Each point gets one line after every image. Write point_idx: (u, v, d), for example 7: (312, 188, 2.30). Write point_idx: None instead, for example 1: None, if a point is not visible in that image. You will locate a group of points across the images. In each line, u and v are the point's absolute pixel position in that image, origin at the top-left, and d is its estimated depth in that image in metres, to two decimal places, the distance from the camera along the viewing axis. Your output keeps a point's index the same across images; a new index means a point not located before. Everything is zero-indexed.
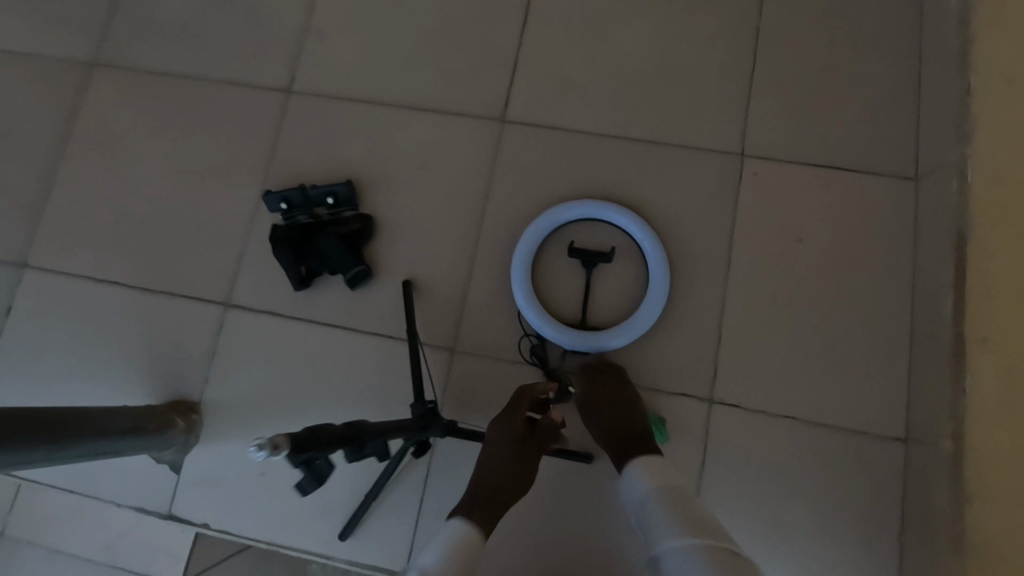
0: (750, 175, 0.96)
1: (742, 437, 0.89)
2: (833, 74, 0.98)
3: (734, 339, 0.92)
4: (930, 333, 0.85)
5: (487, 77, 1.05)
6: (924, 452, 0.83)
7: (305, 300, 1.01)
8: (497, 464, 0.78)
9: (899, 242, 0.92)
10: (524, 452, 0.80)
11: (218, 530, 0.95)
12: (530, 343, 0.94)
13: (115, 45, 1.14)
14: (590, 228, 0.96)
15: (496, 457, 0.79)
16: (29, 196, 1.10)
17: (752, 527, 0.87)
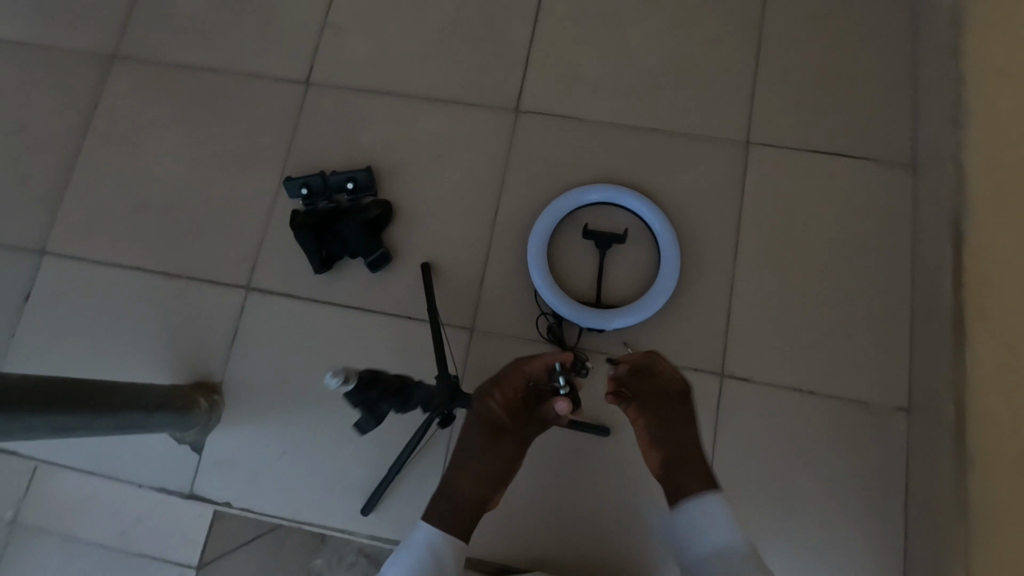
0: (755, 162, 1.01)
1: (752, 410, 0.93)
2: (832, 67, 1.03)
3: (743, 317, 0.96)
4: (930, 308, 0.89)
5: (501, 69, 1.08)
6: (926, 421, 0.86)
7: (325, 283, 1.03)
8: (476, 453, 0.83)
9: (898, 223, 0.97)
10: (502, 440, 0.84)
11: (240, 508, 0.97)
12: (547, 322, 0.97)
13: (134, 37, 1.16)
14: (603, 213, 1.00)
15: (472, 441, 0.84)
16: (46, 183, 1.11)
17: (764, 495, 0.90)
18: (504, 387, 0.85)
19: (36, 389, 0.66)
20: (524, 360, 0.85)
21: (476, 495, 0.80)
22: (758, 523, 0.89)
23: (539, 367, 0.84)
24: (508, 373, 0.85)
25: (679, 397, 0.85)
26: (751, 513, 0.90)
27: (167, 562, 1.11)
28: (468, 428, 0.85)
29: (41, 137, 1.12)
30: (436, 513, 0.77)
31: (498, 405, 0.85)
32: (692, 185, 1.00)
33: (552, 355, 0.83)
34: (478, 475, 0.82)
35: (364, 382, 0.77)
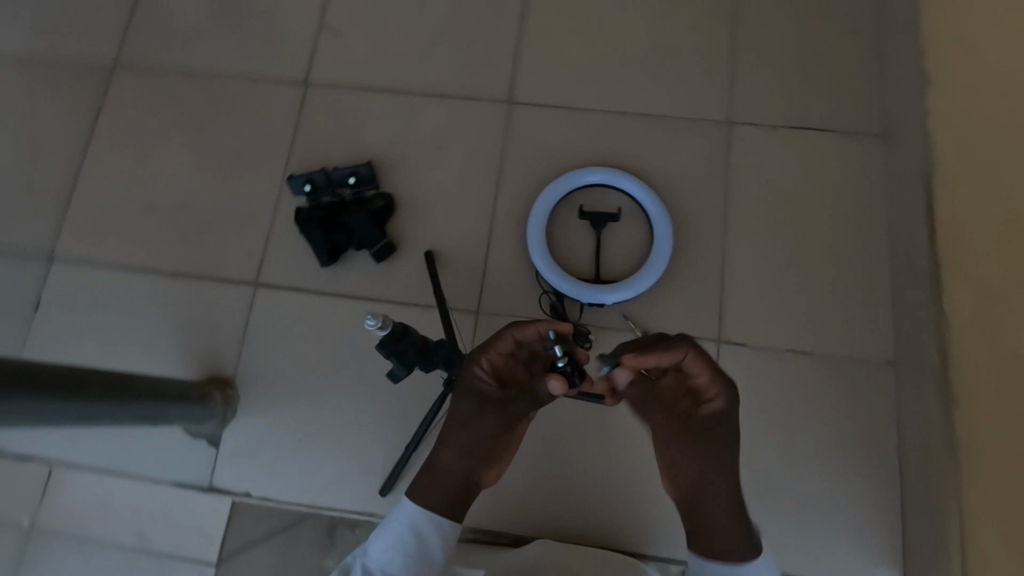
0: (738, 139, 1.06)
1: (747, 371, 0.98)
2: (804, 48, 1.10)
3: (735, 285, 1.01)
4: (909, 266, 0.95)
5: (492, 64, 1.13)
6: (912, 371, 0.92)
7: (332, 275, 1.06)
8: (462, 421, 0.85)
9: (874, 190, 1.03)
10: (487, 409, 0.86)
11: (259, 498, 1.00)
12: (549, 300, 1.01)
13: (135, 49, 1.20)
14: (596, 194, 1.05)
15: (460, 414, 0.86)
16: (55, 193, 1.14)
17: (762, 450, 0.96)
18: (491, 353, 0.84)
19: (73, 374, 0.69)
20: (513, 327, 0.83)
21: (459, 467, 0.84)
22: (758, 476, 0.95)
23: (530, 335, 0.83)
24: (497, 338, 0.84)
25: (710, 420, 0.84)
26: (751, 467, 0.95)
27: (183, 559, 1.10)
28: (459, 394, 0.87)
29: (48, 149, 1.16)
30: (419, 486, 0.83)
31: (484, 370, 0.85)
32: (680, 164, 1.06)
33: (539, 326, 0.81)
34: (462, 445, 0.85)
35: (394, 338, 0.84)
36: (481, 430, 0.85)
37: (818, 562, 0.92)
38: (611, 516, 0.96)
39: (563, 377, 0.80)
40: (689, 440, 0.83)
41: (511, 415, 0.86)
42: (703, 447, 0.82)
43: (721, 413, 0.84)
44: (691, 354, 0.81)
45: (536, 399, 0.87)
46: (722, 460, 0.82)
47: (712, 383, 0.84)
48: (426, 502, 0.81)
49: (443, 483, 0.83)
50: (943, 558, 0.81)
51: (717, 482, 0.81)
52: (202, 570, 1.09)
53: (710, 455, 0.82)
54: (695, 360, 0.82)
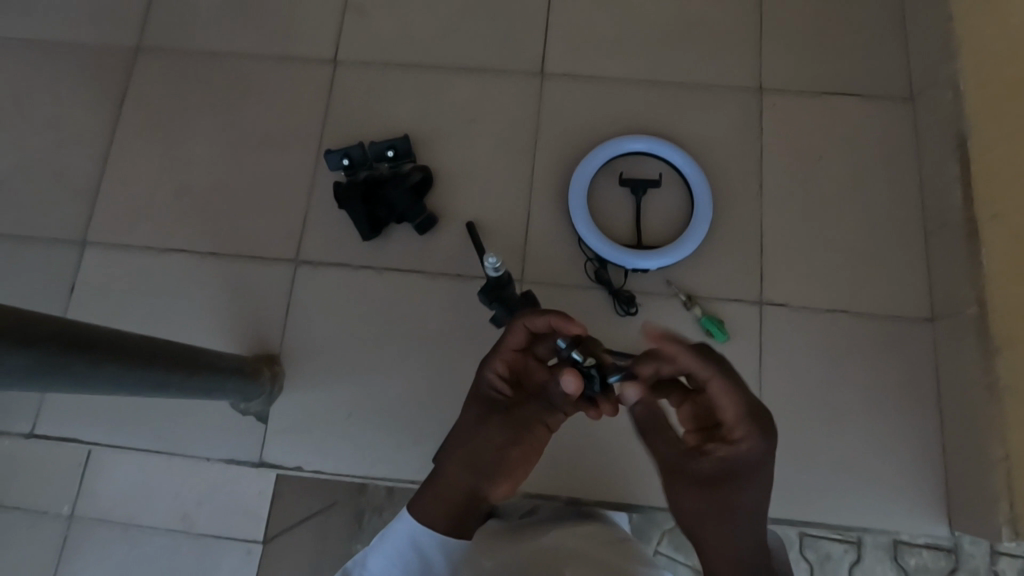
0: (771, 106, 1.08)
1: (792, 331, 1.00)
2: (830, 15, 1.11)
3: (774, 248, 1.03)
4: (945, 223, 0.97)
5: (523, 37, 1.14)
6: (952, 323, 0.94)
7: (373, 250, 1.06)
8: (467, 428, 0.82)
9: (906, 152, 1.05)
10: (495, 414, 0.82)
11: (313, 471, 1.00)
12: (593, 267, 1.03)
13: (156, 29, 1.18)
14: (636, 162, 1.07)
15: (468, 417, 0.83)
16: (81, 177, 1.12)
17: (809, 407, 0.97)
18: (503, 350, 0.82)
19: (147, 344, 0.69)
20: (523, 315, 0.79)
21: (458, 480, 0.79)
22: (807, 434, 0.96)
23: (541, 325, 0.78)
24: (508, 333, 0.80)
25: (723, 465, 0.67)
26: (800, 426, 0.97)
27: (230, 541, 1.12)
28: (469, 399, 0.85)
29: (75, 133, 1.14)
30: (416, 501, 0.77)
31: (497, 370, 0.82)
32: (714, 132, 1.07)
33: (551, 316, 0.77)
34: (466, 455, 0.80)
35: (498, 285, 0.93)
36: (488, 438, 0.81)
37: (866, 515, 0.93)
38: (629, 482, 0.97)
39: (578, 373, 0.72)
40: (691, 480, 0.68)
41: (517, 422, 0.82)
42: (707, 495, 0.67)
43: (748, 461, 0.66)
44: (717, 383, 0.66)
45: (547, 404, 0.82)
46: (734, 520, 0.66)
47: (738, 421, 0.67)
48: (423, 517, 0.75)
49: (443, 499, 0.77)
50: (991, 498, 0.84)
51: (716, 542, 0.66)
52: (251, 549, 1.12)
53: (718, 509, 0.66)
54: (721, 389, 0.66)
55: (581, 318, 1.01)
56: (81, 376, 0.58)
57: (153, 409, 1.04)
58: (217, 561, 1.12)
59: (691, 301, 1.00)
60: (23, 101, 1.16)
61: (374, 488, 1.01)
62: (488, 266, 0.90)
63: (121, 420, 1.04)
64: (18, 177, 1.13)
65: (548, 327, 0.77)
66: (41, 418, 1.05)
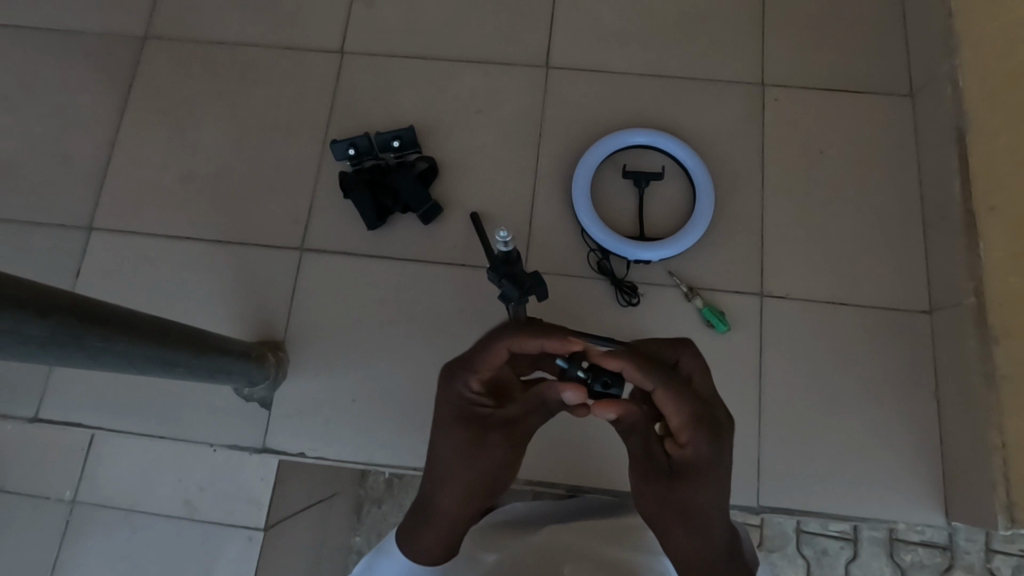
0: (772, 101, 1.09)
1: (792, 323, 1.01)
2: (832, 12, 1.13)
3: (775, 240, 1.04)
4: (943, 216, 0.99)
5: (528, 30, 1.15)
6: (949, 315, 0.96)
7: (378, 239, 1.07)
8: (455, 453, 0.73)
9: (905, 147, 1.06)
10: (487, 434, 0.74)
11: (315, 457, 1.01)
12: (596, 258, 1.04)
13: (164, 18, 1.19)
14: (638, 155, 1.08)
15: (452, 439, 0.73)
16: (87, 163, 1.13)
17: (809, 398, 0.98)
18: (483, 366, 0.73)
19: (158, 324, 0.69)
20: (509, 335, 0.70)
21: (459, 512, 0.71)
22: (806, 424, 0.97)
23: (532, 347, 0.71)
24: (489, 351, 0.72)
25: (674, 464, 0.69)
26: (799, 416, 0.98)
27: (231, 528, 1.08)
28: (444, 420, 0.74)
29: (82, 120, 1.15)
30: (409, 540, 0.70)
31: (474, 387, 0.74)
32: (717, 126, 1.08)
33: (545, 338, 0.70)
34: (461, 486, 0.72)
35: (507, 262, 0.89)
36: (481, 461, 0.73)
37: (865, 504, 0.94)
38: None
39: (580, 388, 0.69)
40: (649, 476, 0.70)
41: (517, 436, 0.75)
42: (662, 490, 0.68)
43: (701, 463, 0.67)
44: (664, 394, 0.68)
45: (547, 413, 0.75)
46: (688, 518, 0.67)
47: (686, 426, 0.68)
48: (419, 555, 0.70)
49: (443, 531, 0.70)
50: (987, 486, 0.86)
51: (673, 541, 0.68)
52: (251, 536, 1.07)
53: (670, 503, 0.68)
54: (670, 399, 0.68)
55: (584, 307, 1.02)
56: (97, 350, 0.59)
57: (156, 394, 1.05)
58: (218, 549, 1.08)
59: (692, 292, 1.01)
60: (31, 88, 1.17)
61: (376, 474, 1.02)
62: (498, 241, 0.85)
63: (123, 406, 1.05)
64: (26, 163, 1.14)
65: (541, 350, 0.71)
66: (45, 401, 1.05)
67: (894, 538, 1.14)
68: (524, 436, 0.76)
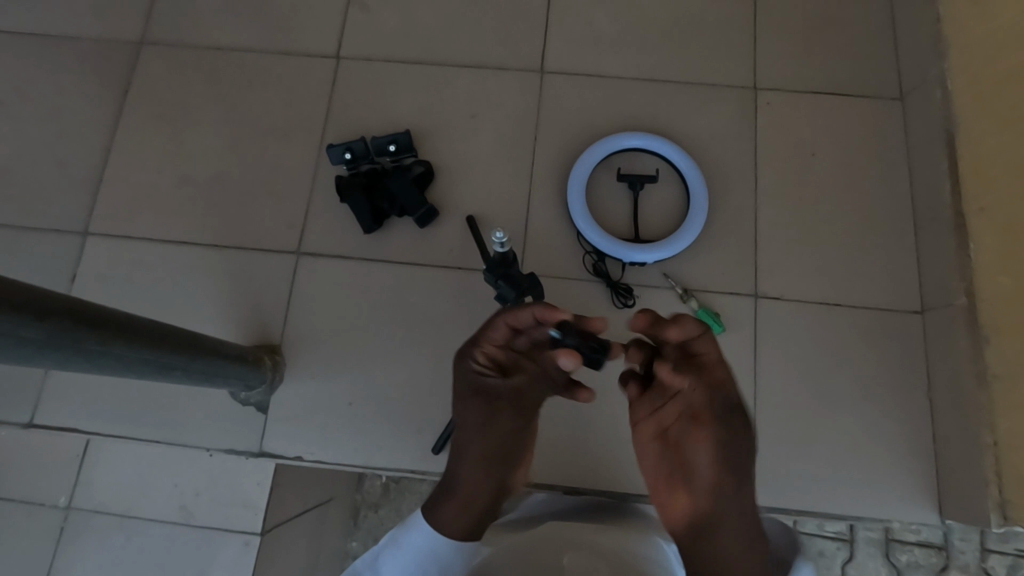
0: (765, 104, 1.10)
1: (786, 324, 1.02)
2: (822, 17, 1.14)
3: (768, 242, 1.05)
4: (934, 218, 1.00)
5: (523, 34, 1.15)
6: (941, 315, 0.96)
7: (374, 242, 1.07)
8: (472, 425, 0.79)
9: (896, 149, 1.08)
10: (499, 404, 0.79)
11: (312, 461, 1.01)
12: (592, 260, 1.04)
13: (161, 24, 1.19)
14: (633, 158, 1.09)
15: (469, 412, 0.79)
16: (83, 168, 1.13)
17: (805, 398, 0.99)
18: (487, 341, 0.78)
19: (156, 328, 0.70)
20: (503, 312, 0.76)
21: (480, 478, 0.77)
22: (801, 423, 0.98)
23: (525, 318, 0.75)
24: (489, 329, 0.77)
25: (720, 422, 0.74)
26: (794, 415, 0.98)
27: (229, 533, 1.08)
28: (460, 397, 0.81)
29: (78, 125, 1.15)
30: (433, 512, 0.75)
31: (481, 362, 0.79)
32: (710, 129, 1.09)
33: (535, 307, 0.73)
34: (480, 455, 0.78)
35: (503, 262, 0.90)
36: (494, 430, 0.79)
37: (860, 503, 0.95)
38: (628, 471, 0.97)
39: (572, 352, 0.71)
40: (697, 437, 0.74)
41: (526, 405, 0.80)
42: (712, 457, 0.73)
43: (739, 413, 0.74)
44: (706, 339, 0.74)
45: (549, 382, 0.81)
46: (741, 476, 0.73)
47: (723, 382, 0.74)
48: (450, 530, 0.73)
49: (465, 503, 0.75)
50: (981, 485, 0.86)
51: (732, 508, 0.72)
52: (248, 540, 1.07)
53: (726, 464, 0.73)
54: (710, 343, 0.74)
55: (581, 309, 1.03)
56: (95, 354, 0.59)
57: (152, 399, 1.05)
58: (216, 554, 1.08)
59: (687, 294, 1.02)
60: (28, 93, 1.17)
61: (373, 477, 1.02)
62: (494, 241, 0.88)
63: (119, 411, 1.04)
64: (22, 167, 1.14)
65: (533, 319, 0.74)
66: (39, 408, 1.05)
67: (890, 539, 1.14)
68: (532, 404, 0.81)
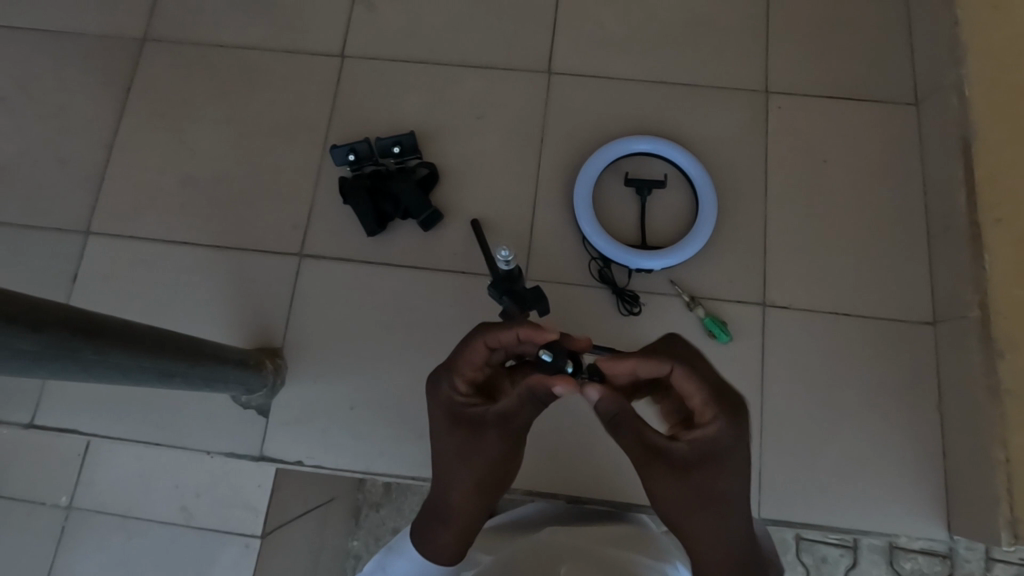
0: (776, 109, 1.08)
1: (794, 333, 1.00)
2: (836, 19, 1.12)
3: (778, 250, 1.03)
4: (947, 227, 0.98)
5: (531, 34, 1.14)
6: (953, 328, 0.95)
7: (377, 244, 1.06)
8: (459, 452, 0.76)
9: (909, 156, 1.06)
10: (486, 428, 0.75)
11: (313, 466, 1.00)
12: (597, 267, 1.03)
13: (165, 21, 1.18)
14: (641, 162, 1.07)
15: (454, 440, 0.76)
16: (85, 167, 1.12)
17: (813, 408, 0.97)
18: (464, 368, 0.77)
19: (154, 334, 0.69)
20: (482, 331, 0.74)
21: (471, 507, 0.74)
22: (807, 434, 0.97)
23: (508, 337, 0.74)
24: (468, 351, 0.76)
25: (692, 450, 0.70)
26: (801, 427, 0.97)
27: (229, 535, 1.08)
28: (441, 425, 0.77)
29: (80, 123, 1.14)
30: (425, 541, 0.72)
31: (461, 387, 0.78)
32: (720, 134, 1.08)
33: (517, 327, 0.73)
34: (472, 482, 0.75)
35: (508, 278, 0.89)
36: (484, 457, 0.75)
37: (864, 515, 0.94)
38: (631, 480, 0.96)
39: (566, 378, 0.70)
40: (662, 465, 0.70)
41: (512, 429, 0.75)
42: (682, 478, 0.69)
43: (717, 444, 0.70)
44: (681, 375, 0.72)
45: (536, 403, 0.73)
46: (710, 504, 0.69)
47: (704, 408, 0.70)
48: (432, 555, 0.72)
49: (458, 530, 0.73)
50: (990, 502, 0.85)
51: (697, 532, 0.69)
52: (249, 543, 1.07)
53: (690, 494, 0.69)
54: (683, 375, 0.72)
55: (585, 315, 1.01)
56: (93, 364, 0.58)
57: (152, 401, 1.04)
58: (215, 556, 1.08)
59: (693, 302, 1.00)
60: (30, 91, 1.16)
61: (374, 483, 1.01)
62: (499, 260, 0.85)
63: (119, 412, 1.04)
64: (23, 165, 1.13)
65: (516, 338, 0.74)
66: (40, 408, 1.04)
67: (894, 547, 1.13)
68: (524, 426, 0.76)
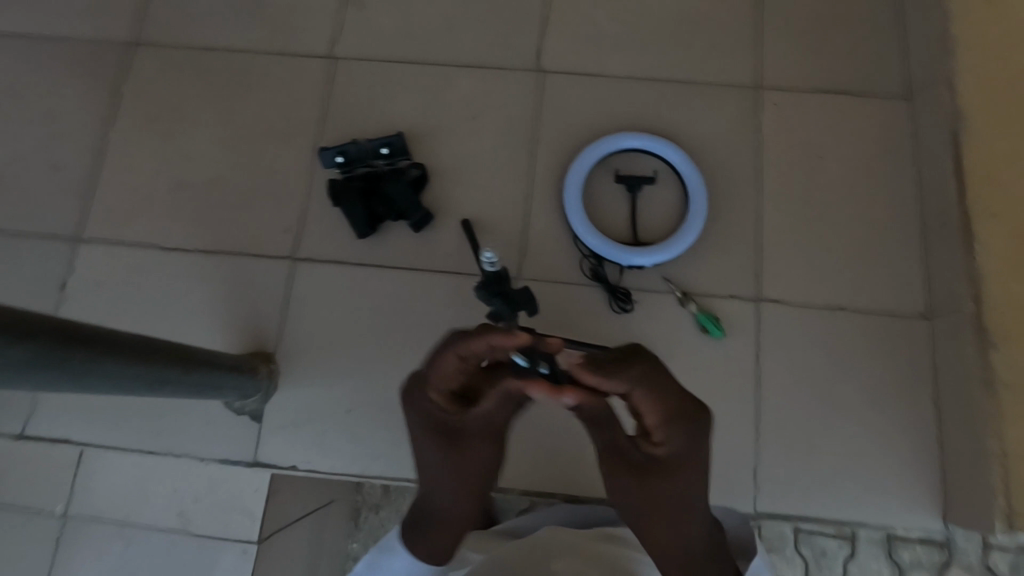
0: (769, 103, 1.08)
1: (789, 328, 1.00)
2: (829, 14, 1.12)
3: (772, 246, 1.03)
4: (941, 220, 0.98)
5: (523, 33, 1.13)
6: (948, 321, 0.94)
7: (370, 247, 1.06)
8: (445, 463, 0.76)
9: (902, 150, 1.05)
10: (468, 439, 0.75)
11: (307, 470, 1.00)
12: (590, 264, 1.02)
13: (154, 25, 1.17)
14: (631, 159, 1.06)
15: (438, 454, 0.75)
16: (74, 173, 1.12)
17: (810, 403, 0.97)
18: (436, 382, 0.72)
19: (145, 342, 0.68)
20: (453, 344, 0.68)
21: (463, 509, 0.77)
22: (804, 430, 0.96)
23: (480, 347, 0.68)
24: (439, 361, 0.71)
25: (651, 459, 0.72)
26: (797, 422, 0.97)
27: (227, 540, 1.07)
28: (423, 435, 0.75)
29: (69, 128, 1.14)
30: (416, 541, 0.76)
31: (437, 398, 0.74)
32: (712, 130, 1.07)
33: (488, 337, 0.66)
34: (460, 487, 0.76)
35: (497, 279, 0.88)
36: (471, 463, 0.76)
37: (861, 509, 0.94)
38: None
39: (541, 386, 0.66)
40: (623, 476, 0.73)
41: (495, 434, 0.75)
42: (639, 487, 0.72)
43: (673, 455, 0.72)
44: (640, 394, 0.66)
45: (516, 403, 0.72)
46: (665, 513, 0.72)
47: (662, 423, 0.70)
48: (427, 552, 0.76)
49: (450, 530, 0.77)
50: (987, 495, 0.85)
51: (652, 536, 0.72)
52: (246, 548, 1.06)
53: (644, 505, 0.72)
54: (641, 394, 0.66)
55: (580, 314, 1.01)
56: (83, 375, 0.58)
57: (146, 407, 1.04)
58: (214, 561, 1.07)
59: (687, 298, 1.00)
60: (19, 96, 1.15)
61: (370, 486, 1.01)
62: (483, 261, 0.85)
63: (113, 419, 1.04)
64: (12, 172, 1.12)
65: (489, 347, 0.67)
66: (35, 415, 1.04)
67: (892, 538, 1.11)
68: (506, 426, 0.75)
